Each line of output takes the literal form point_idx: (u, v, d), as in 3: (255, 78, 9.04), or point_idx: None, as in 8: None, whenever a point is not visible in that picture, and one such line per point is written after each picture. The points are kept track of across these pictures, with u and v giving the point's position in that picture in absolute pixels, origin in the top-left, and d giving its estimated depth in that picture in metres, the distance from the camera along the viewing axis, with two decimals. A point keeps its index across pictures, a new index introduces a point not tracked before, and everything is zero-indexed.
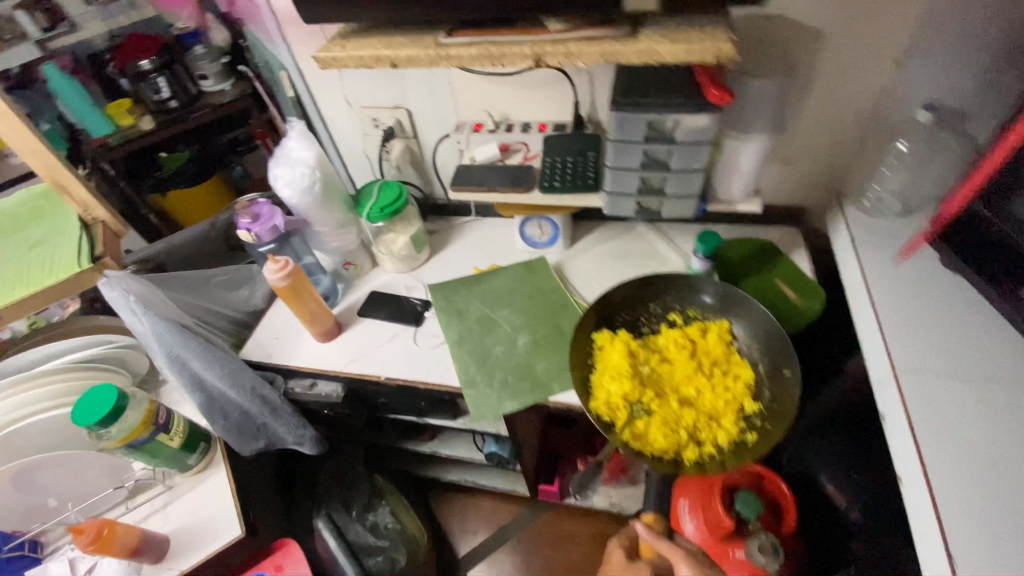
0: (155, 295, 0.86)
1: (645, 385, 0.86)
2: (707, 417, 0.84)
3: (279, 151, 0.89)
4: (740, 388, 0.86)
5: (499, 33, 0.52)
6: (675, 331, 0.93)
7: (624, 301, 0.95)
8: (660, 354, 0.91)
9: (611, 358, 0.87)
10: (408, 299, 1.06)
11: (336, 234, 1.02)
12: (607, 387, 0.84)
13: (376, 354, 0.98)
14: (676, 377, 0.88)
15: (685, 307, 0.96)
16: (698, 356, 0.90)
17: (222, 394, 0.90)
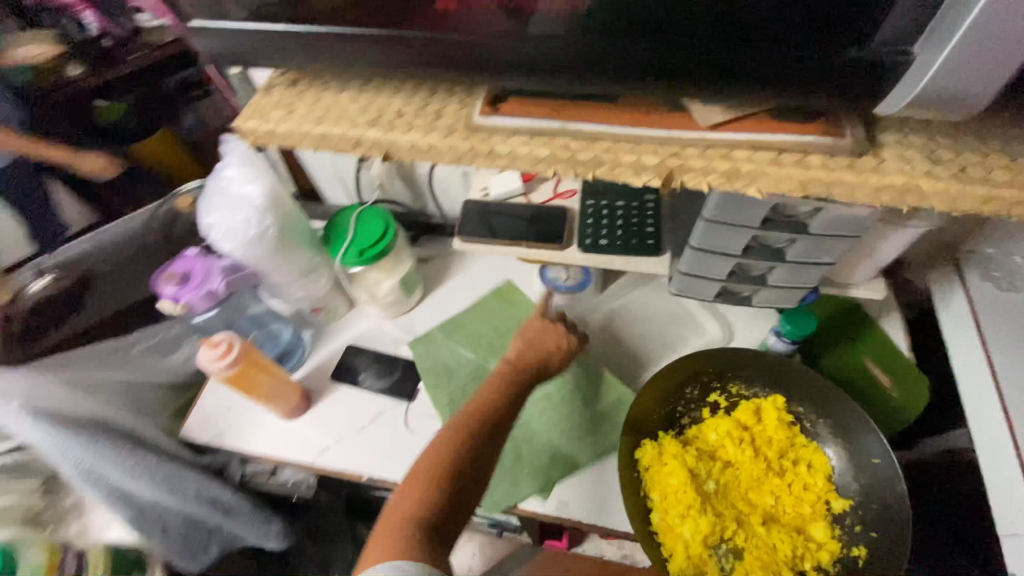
0: (60, 390, 0.63)
1: (719, 513, 0.65)
2: (799, 537, 0.64)
3: (213, 188, 0.63)
4: (822, 485, 0.66)
5: (583, 106, 0.36)
6: (723, 422, 0.71)
7: (658, 395, 0.70)
8: (712, 458, 0.69)
9: (669, 486, 0.65)
10: (397, 361, 0.83)
11: (299, 282, 0.77)
12: (680, 535, 0.62)
13: (356, 441, 0.77)
14: (743, 485, 0.67)
15: (725, 385, 0.73)
16: (759, 451, 0.69)
17: (157, 503, 0.71)
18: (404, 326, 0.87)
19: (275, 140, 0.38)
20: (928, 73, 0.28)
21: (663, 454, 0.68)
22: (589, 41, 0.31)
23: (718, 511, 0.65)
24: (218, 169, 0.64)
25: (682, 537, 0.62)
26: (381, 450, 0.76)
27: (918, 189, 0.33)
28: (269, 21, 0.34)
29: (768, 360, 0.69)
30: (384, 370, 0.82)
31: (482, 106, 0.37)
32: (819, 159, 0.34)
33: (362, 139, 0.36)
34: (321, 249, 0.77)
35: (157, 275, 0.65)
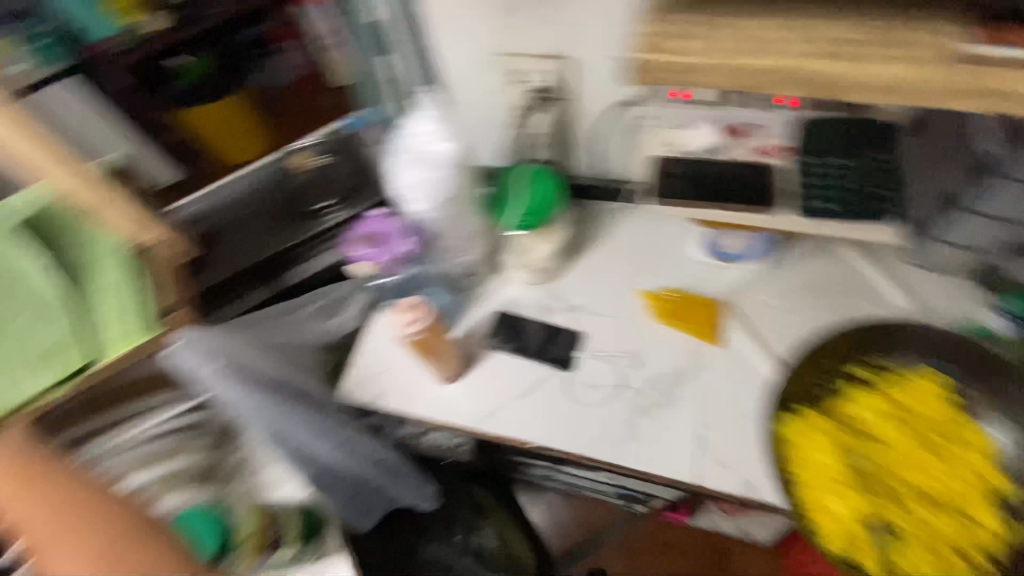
0: (248, 350, 0.62)
1: (875, 492, 0.60)
2: (968, 519, 0.58)
3: (405, 145, 0.59)
4: (984, 464, 0.59)
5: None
6: (871, 396, 0.64)
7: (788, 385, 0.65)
8: (864, 437, 0.63)
9: (815, 461, 0.62)
10: (552, 325, 0.80)
11: (467, 244, 0.74)
12: (830, 511, 0.59)
13: (519, 408, 0.75)
14: (899, 464, 0.61)
15: (873, 355, 0.66)
16: (916, 429, 0.62)
17: (334, 463, 0.70)
18: (554, 293, 0.84)
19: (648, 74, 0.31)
20: None
21: (807, 431, 0.63)
22: None
23: (873, 488, 0.60)
24: (409, 123, 0.61)
25: (835, 514, 0.59)
26: (545, 418, 0.74)
27: None
28: None
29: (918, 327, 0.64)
30: (540, 337, 0.80)
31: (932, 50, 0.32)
32: None
33: None
34: (486, 211, 0.75)
35: (350, 235, 0.64)
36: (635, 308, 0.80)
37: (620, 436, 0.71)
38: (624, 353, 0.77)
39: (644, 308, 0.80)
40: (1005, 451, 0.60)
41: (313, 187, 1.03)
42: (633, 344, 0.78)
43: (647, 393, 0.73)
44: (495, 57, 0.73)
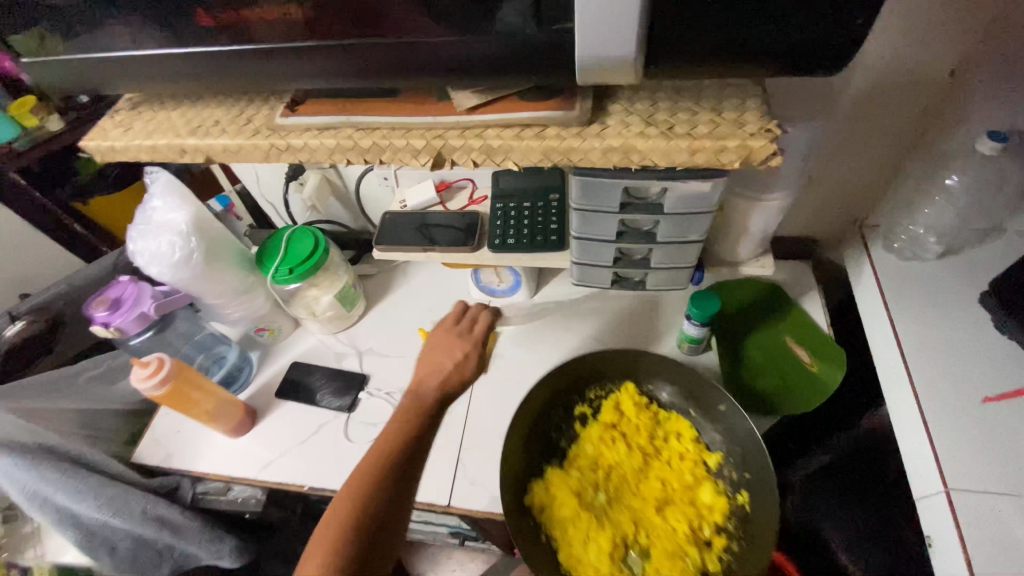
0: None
1: (616, 520, 0.67)
2: (693, 507, 0.67)
3: (137, 218, 0.67)
4: (692, 450, 0.71)
5: (369, 108, 0.39)
6: (593, 429, 0.74)
7: (519, 447, 0.71)
8: (595, 469, 0.71)
9: (564, 520, 0.66)
10: (338, 371, 0.86)
11: (236, 301, 0.80)
12: (586, 559, 0.63)
13: (299, 456, 0.79)
14: (630, 480, 0.70)
15: (584, 393, 0.77)
16: (631, 443, 0.73)
17: (104, 524, 0.73)
18: (346, 338, 0.90)
19: (117, 154, 0.42)
20: (579, 40, 0.32)
21: (550, 490, 0.69)
22: (349, 40, 0.35)
23: (613, 519, 0.67)
24: (145, 196, 0.69)
25: (592, 562, 0.63)
26: (323, 461, 0.78)
27: (637, 149, 0.36)
28: (88, 49, 0.38)
29: (611, 355, 0.75)
30: (325, 384, 0.85)
31: (284, 109, 0.41)
32: (556, 131, 0.38)
33: (183, 146, 0.40)
34: (255, 270, 0.81)
35: (91, 301, 0.69)
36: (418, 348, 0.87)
37: None
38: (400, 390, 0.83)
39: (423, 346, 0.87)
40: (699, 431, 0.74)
41: None
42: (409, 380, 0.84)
43: None
44: None
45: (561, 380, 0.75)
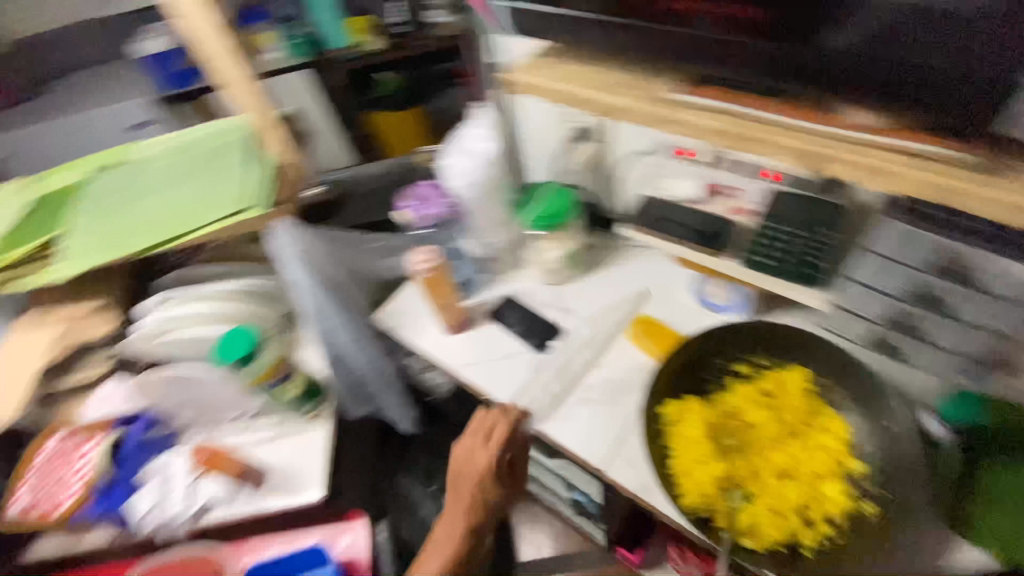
0: (316, 249, 0.89)
1: (735, 464, 0.71)
2: (812, 490, 0.68)
3: (457, 139, 0.84)
4: (839, 447, 0.70)
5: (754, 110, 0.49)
6: (746, 388, 0.76)
7: (670, 369, 0.77)
8: (732, 419, 0.75)
9: (686, 440, 0.72)
10: (542, 317, 0.95)
11: (490, 228, 0.94)
12: (693, 475, 0.69)
13: (492, 370, 0.91)
14: (762, 443, 0.72)
15: (750, 355, 0.79)
16: (778, 415, 0.73)
17: (349, 356, 0.96)
18: (557, 292, 0.99)
19: None
20: None
21: (684, 412, 0.74)
22: None
23: (732, 461, 0.71)
24: (470, 123, 0.85)
25: (697, 479, 0.68)
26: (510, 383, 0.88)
27: None
28: None
29: (794, 330, 0.76)
30: (529, 322, 0.95)
31: (677, 89, 0.52)
32: (949, 167, 0.43)
33: None
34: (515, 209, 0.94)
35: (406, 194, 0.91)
36: (617, 325, 0.93)
37: (557, 414, 0.83)
38: (589, 354, 0.89)
39: (622, 325, 0.93)
40: (853, 435, 0.72)
41: None
42: (600, 350, 0.90)
43: (593, 389, 0.85)
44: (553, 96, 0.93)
45: (733, 333, 0.79)
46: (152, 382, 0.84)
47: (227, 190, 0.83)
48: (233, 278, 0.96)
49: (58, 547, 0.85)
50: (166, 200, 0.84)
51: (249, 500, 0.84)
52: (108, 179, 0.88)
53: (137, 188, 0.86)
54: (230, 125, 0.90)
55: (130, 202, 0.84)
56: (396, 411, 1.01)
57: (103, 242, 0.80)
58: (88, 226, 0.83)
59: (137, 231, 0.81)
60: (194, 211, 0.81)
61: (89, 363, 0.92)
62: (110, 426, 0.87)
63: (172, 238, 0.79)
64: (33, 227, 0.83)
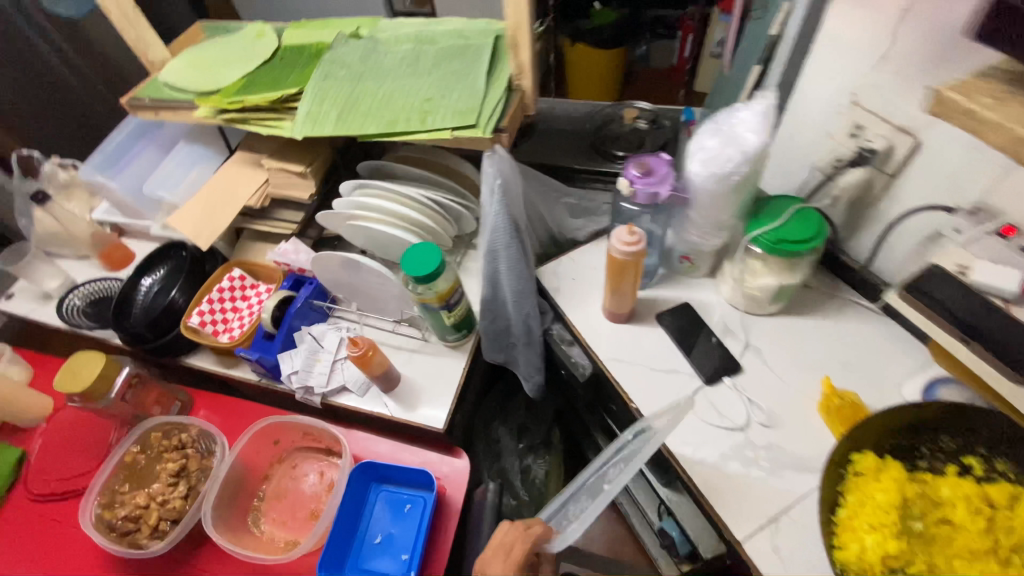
0: (516, 185, 0.83)
1: (914, 548, 0.62)
2: None
3: (722, 119, 0.71)
4: None
5: None
6: (968, 484, 0.65)
7: (892, 421, 0.68)
8: (934, 506, 0.65)
9: (872, 497, 0.63)
10: (720, 342, 0.84)
11: (704, 229, 0.81)
12: (862, 535, 0.61)
13: (646, 380, 0.83)
14: (958, 549, 0.61)
15: (990, 455, 0.66)
16: (996, 533, 0.61)
17: (504, 302, 0.90)
18: (744, 322, 0.87)
19: None
20: None
21: (882, 470, 0.65)
22: None
23: (912, 545, 0.62)
24: (738, 109, 0.71)
25: (865, 540, 0.61)
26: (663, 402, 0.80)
27: None
28: None
29: None
30: (702, 343, 0.85)
31: None
32: None
33: None
34: (744, 217, 0.81)
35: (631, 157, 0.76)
36: (804, 387, 0.79)
37: (706, 458, 0.75)
38: (762, 408, 0.78)
39: (811, 389, 0.79)
40: None
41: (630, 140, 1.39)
42: (776, 406, 0.78)
43: (756, 449, 0.74)
44: (849, 102, 0.76)
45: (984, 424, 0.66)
46: (329, 260, 0.86)
47: (455, 101, 0.80)
48: (425, 183, 0.95)
49: (213, 367, 0.93)
50: (403, 89, 0.83)
51: (377, 398, 0.87)
52: (357, 55, 0.88)
53: (381, 71, 0.86)
54: (478, 43, 0.89)
55: (374, 81, 0.84)
56: (529, 370, 0.96)
57: (335, 108, 0.80)
58: (326, 89, 0.83)
59: (368, 108, 0.80)
60: (430, 108, 0.80)
61: (281, 216, 0.97)
62: (282, 283, 0.94)
63: (391, 131, 0.77)
64: (277, 79, 0.86)
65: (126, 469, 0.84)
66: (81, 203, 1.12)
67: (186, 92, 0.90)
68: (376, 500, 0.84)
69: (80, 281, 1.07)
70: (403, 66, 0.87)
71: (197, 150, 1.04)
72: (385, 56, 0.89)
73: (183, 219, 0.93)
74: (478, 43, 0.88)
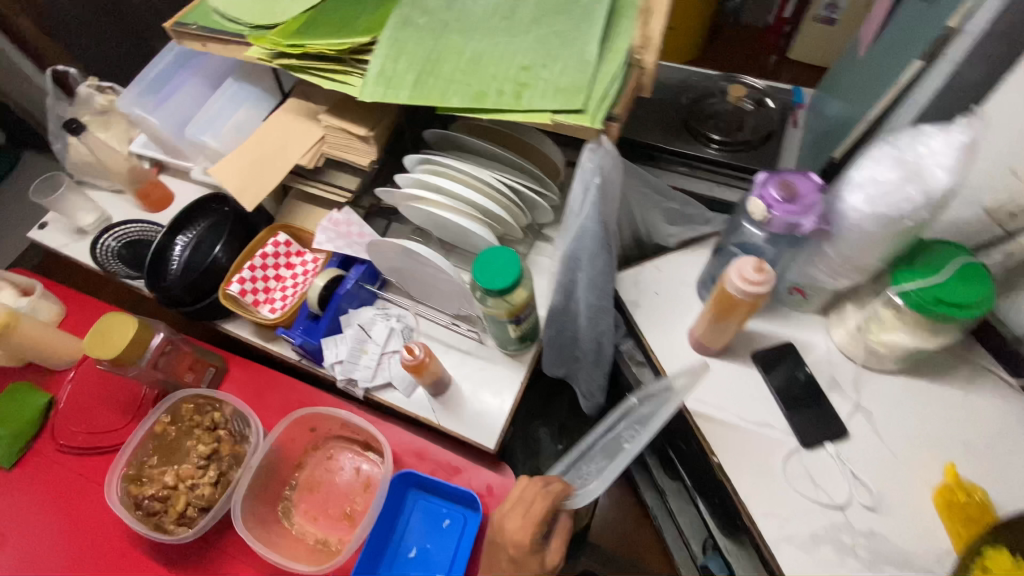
0: (614, 185, 0.69)
1: None
2: None
3: (907, 144, 0.55)
4: None
5: None
6: None
7: None
8: None
9: None
10: (824, 399, 0.73)
11: (837, 268, 0.67)
12: None
13: (732, 430, 0.72)
14: None
15: None
16: None
17: (576, 314, 0.78)
18: (855, 378, 0.74)
19: None
20: None
21: None
22: None
23: None
24: (928, 134, 0.55)
25: None
26: (750, 459, 0.70)
27: None
28: None
29: None
30: (803, 396, 0.73)
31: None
32: None
33: None
34: (893, 262, 0.66)
35: (773, 175, 0.62)
36: (920, 468, 0.68)
37: (795, 536, 0.65)
38: (867, 487, 0.67)
39: (930, 473, 0.67)
40: None
41: (727, 124, 1.15)
42: (884, 487, 0.67)
43: (855, 534, 0.65)
44: None
45: None
46: (385, 246, 0.76)
47: (559, 73, 0.64)
48: (502, 164, 0.81)
49: (251, 339, 0.85)
50: (495, 50, 0.68)
51: (422, 402, 0.78)
52: (442, 1, 0.73)
53: (469, 25, 0.71)
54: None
55: (456, 38, 0.69)
56: (591, 386, 0.87)
57: (410, 70, 0.66)
58: (402, 42, 0.69)
59: (450, 73, 0.66)
60: (522, 80, 0.64)
61: (333, 180, 0.86)
62: (330, 259, 0.84)
63: (478, 107, 0.63)
64: (344, 20, 0.72)
65: (156, 440, 0.80)
66: (118, 134, 1.01)
67: (239, 25, 0.77)
68: (412, 511, 0.77)
69: (114, 221, 0.99)
70: (495, 18, 0.71)
71: (245, 90, 0.93)
72: (474, 5, 0.73)
73: (223, 172, 0.83)
74: None
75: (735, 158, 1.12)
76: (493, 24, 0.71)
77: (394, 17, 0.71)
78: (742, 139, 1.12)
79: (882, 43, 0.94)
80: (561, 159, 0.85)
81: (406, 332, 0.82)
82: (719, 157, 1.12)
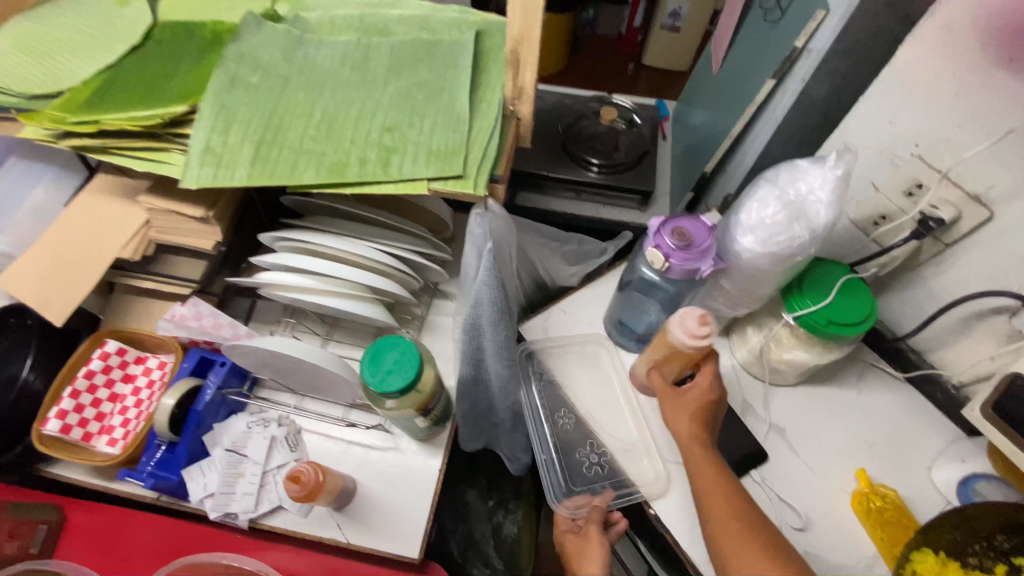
0: (507, 244, 0.63)
1: None
2: None
3: (786, 182, 0.56)
4: None
5: None
6: None
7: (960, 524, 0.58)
8: None
9: None
10: (742, 425, 0.73)
11: (737, 300, 0.67)
12: None
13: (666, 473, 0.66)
14: None
15: None
16: None
17: (488, 383, 0.71)
18: (765, 397, 0.76)
19: None
20: None
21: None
22: None
23: None
24: (803, 169, 0.56)
25: None
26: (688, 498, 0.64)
27: None
28: None
29: None
30: (724, 424, 0.72)
31: None
32: None
33: None
34: (784, 287, 0.68)
35: (665, 220, 0.61)
36: (835, 477, 0.70)
37: None
38: (795, 508, 0.68)
39: (844, 480, 0.70)
40: None
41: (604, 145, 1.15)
42: (808, 504, 0.68)
43: None
44: (910, 156, 0.64)
45: None
46: (249, 347, 0.63)
47: (430, 132, 0.57)
48: (379, 229, 0.72)
49: (89, 483, 0.68)
50: (351, 108, 0.59)
51: (323, 518, 0.66)
52: (277, 53, 0.62)
53: (315, 80, 0.61)
54: (451, 39, 0.65)
55: (301, 96, 0.59)
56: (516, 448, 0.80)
57: (248, 140, 0.55)
58: (235, 107, 0.57)
59: (298, 139, 0.56)
60: (389, 144, 0.56)
61: (173, 269, 0.70)
62: (180, 367, 0.69)
63: (339, 180, 0.54)
64: (154, 83, 0.59)
65: None
66: None
67: (10, 95, 0.60)
68: None
69: None
70: (346, 69, 0.62)
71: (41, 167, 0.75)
72: (318, 56, 0.63)
73: (14, 282, 0.64)
74: (451, 42, 0.64)
75: (616, 180, 1.11)
76: (344, 77, 0.62)
77: (221, 76, 0.59)
78: (619, 159, 1.11)
79: (732, 59, 0.98)
80: (447, 214, 0.79)
81: (292, 438, 0.69)
82: (600, 179, 1.10)
